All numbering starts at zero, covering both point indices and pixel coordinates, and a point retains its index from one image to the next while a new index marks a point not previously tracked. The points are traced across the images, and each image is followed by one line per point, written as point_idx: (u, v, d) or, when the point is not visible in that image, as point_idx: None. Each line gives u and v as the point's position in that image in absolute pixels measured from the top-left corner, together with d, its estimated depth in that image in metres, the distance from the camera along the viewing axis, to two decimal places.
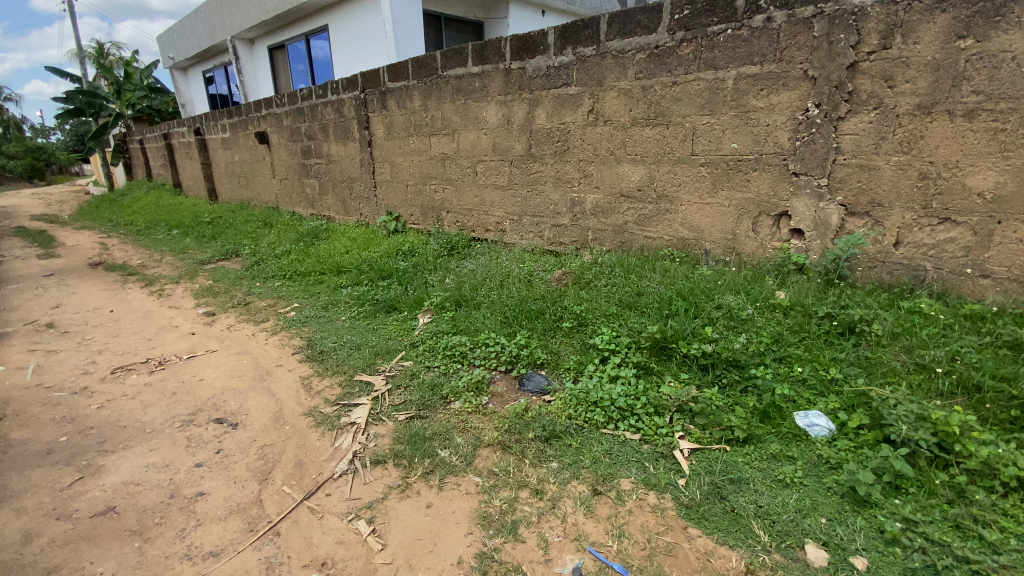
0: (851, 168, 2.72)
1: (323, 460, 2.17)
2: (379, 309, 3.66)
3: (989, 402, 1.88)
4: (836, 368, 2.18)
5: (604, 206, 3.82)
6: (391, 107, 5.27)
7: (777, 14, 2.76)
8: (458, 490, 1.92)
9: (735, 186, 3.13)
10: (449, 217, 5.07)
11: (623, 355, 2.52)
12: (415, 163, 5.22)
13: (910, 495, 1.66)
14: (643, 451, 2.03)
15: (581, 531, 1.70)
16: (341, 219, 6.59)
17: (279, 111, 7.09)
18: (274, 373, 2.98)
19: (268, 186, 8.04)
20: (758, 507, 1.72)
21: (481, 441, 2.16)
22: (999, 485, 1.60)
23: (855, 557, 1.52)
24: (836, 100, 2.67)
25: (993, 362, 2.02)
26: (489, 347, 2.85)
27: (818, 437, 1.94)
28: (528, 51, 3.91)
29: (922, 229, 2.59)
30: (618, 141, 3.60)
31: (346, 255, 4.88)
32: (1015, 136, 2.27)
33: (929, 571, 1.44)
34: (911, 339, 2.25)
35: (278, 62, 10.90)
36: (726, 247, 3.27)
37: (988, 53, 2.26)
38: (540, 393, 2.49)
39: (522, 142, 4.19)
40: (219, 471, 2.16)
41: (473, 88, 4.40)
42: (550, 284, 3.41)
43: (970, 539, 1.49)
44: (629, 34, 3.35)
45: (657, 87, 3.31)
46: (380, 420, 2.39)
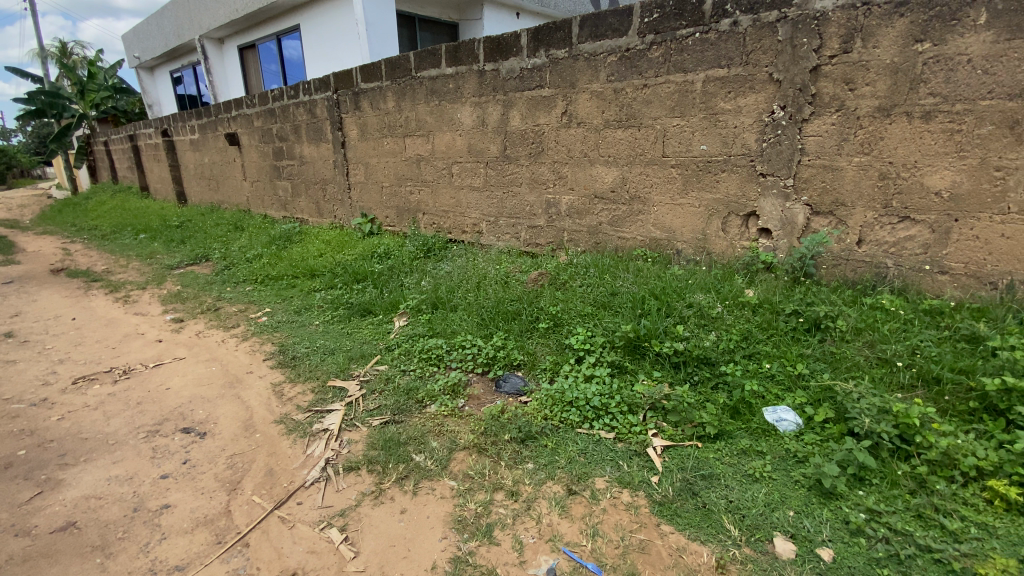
0: (815, 168, 2.79)
1: (294, 468, 2.12)
2: (353, 313, 3.60)
3: (948, 394, 1.96)
4: (803, 364, 2.24)
5: (578, 207, 3.85)
6: (364, 108, 5.22)
7: (743, 18, 2.82)
8: (433, 494, 1.90)
9: (704, 187, 3.19)
10: (425, 219, 5.03)
11: (597, 355, 2.54)
12: (390, 165, 5.17)
13: (874, 486, 1.71)
14: (618, 450, 2.04)
15: (555, 531, 1.70)
16: (315, 222, 6.48)
17: (249, 111, 6.95)
18: (244, 380, 2.91)
19: (239, 189, 7.87)
20: (728, 502, 1.75)
21: (456, 445, 2.15)
22: (959, 475, 1.66)
23: (821, 548, 1.55)
24: (800, 103, 2.74)
25: (951, 355, 2.10)
26: (465, 349, 2.84)
27: (786, 431, 1.98)
28: (501, 52, 3.92)
29: (883, 228, 2.68)
30: (591, 142, 3.63)
31: (320, 259, 4.81)
32: (970, 137, 2.36)
33: (893, 561, 1.49)
34: (874, 334, 2.33)
35: (249, 61, 10.67)
36: (697, 247, 3.33)
37: (944, 56, 2.35)
38: (517, 394, 2.49)
39: (497, 143, 4.19)
40: (186, 483, 2.10)
41: (448, 89, 4.38)
42: (526, 286, 3.41)
43: (932, 528, 1.55)
44: (600, 37, 3.38)
45: (628, 90, 3.35)
46: (353, 426, 2.36)
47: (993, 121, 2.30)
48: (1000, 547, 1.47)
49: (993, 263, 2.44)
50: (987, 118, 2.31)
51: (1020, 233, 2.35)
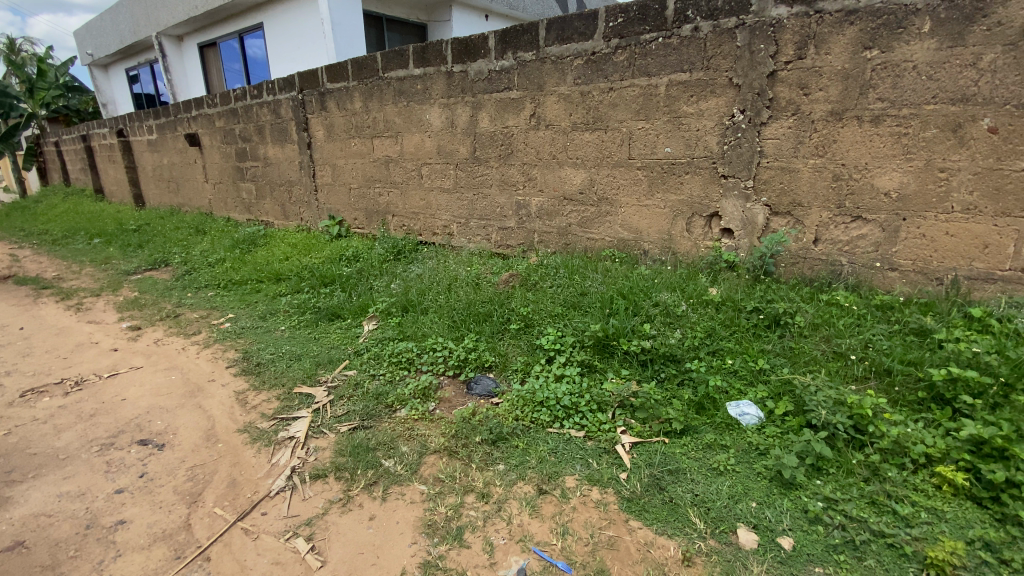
0: (773, 170, 2.89)
1: (259, 478, 2.07)
2: (321, 318, 3.53)
3: (899, 384, 2.05)
4: (763, 359, 2.31)
5: (548, 209, 3.87)
6: (330, 108, 5.13)
7: (703, 24, 2.89)
8: (402, 499, 1.88)
9: (669, 188, 3.26)
10: (395, 221, 4.98)
11: (567, 354, 2.56)
12: (358, 166, 5.09)
13: (831, 475, 1.78)
14: (588, 448, 2.07)
15: (526, 531, 1.71)
16: (281, 224, 6.32)
17: (211, 112, 6.75)
18: (205, 389, 2.81)
19: (200, 191, 7.62)
20: (694, 495, 1.79)
21: (427, 448, 2.13)
22: (909, 462, 1.74)
23: (782, 537, 1.61)
24: (759, 107, 2.83)
25: (901, 347, 2.21)
26: (437, 352, 2.81)
27: (748, 424, 2.04)
28: (469, 54, 3.92)
29: (838, 227, 2.79)
30: (559, 145, 3.66)
31: (286, 262, 4.69)
32: (916, 140, 2.49)
33: (849, 547, 1.55)
34: (830, 328, 2.42)
35: (210, 60, 10.34)
36: (663, 247, 3.39)
37: (892, 62, 2.47)
38: (488, 397, 2.48)
39: (467, 145, 4.18)
40: (143, 497, 2.01)
41: (415, 90, 4.35)
42: (498, 287, 3.42)
43: (885, 514, 1.62)
44: (566, 40, 3.42)
45: (595, 93, 3.40)
46: (320, 433, 2.31)
47: (937, 124, 2.43)
48: (948, 530, 1.55)
49: (939, 260, 2.57)
50: (931, 122, 2.43)
51: (961, 232, 2.49)
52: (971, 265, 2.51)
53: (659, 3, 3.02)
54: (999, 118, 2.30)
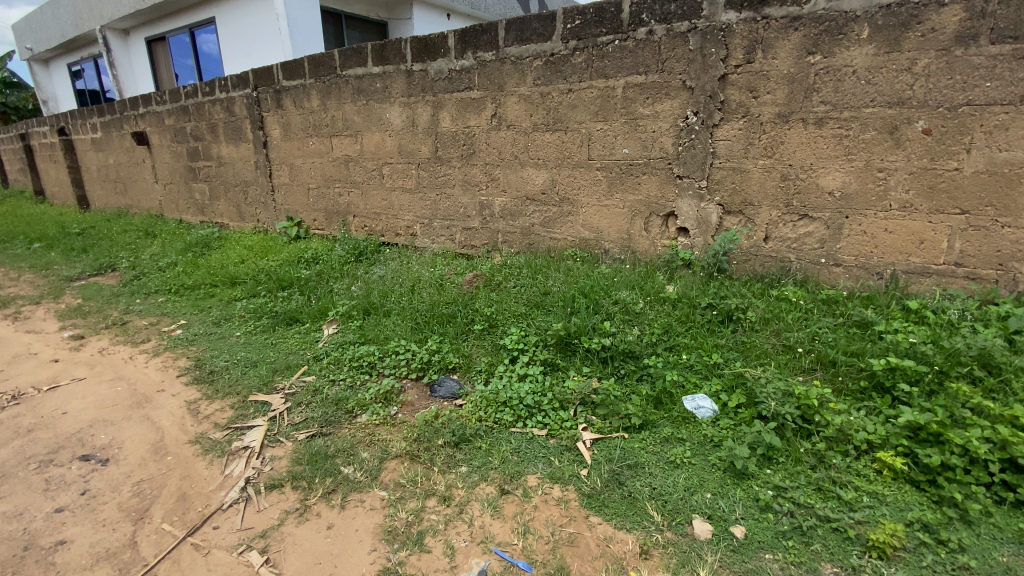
0: (725, 170, 2.98)
1: (210, 490, 1.99)
2: (278, 323, 3.42)
3: (843, 374, 2.15)
4: (717, 354, 2.39)
5: (511, 209, 3.88)
6: (287, 106, 4.99)
7: (657, 27, 2.96)
8: (361, 506, 1.85)
9: (628, 189, 3.32)
10: (356, 221, 4.88)
11: (530, 354, 2.58)
12: (317, 165, 4.97)
13: (781, 464, 1.85)
14: (550, 446, 2.08)
15: (487, 532, 1.71)
16: (236, 226, 6.11)
17: (159, 109, 6.46)
18: (154, 400, 2.69)
19: (150, 192, 7.28)
20: (652, 489, 1.83)
21: (388, 453, 2.10)
22: (852, 449, 1.83)
23: (734, 526, 1.66)
24: (711, 109, 2.91)
25: (845, 339, 2.32)
26: (399, 355, 2.77)
27: (704, 417, 2.10)
28: (429, 53, 3.89)
29: (786, 225, 2.91)
30: (521, 145, 3.67)
31: (242, 265, 4.54)
32: (856, 142, 2.62)
33: (797, 533, 1.61)
34: (779, 323, 2.53)
35: (159, 55, 9.90)
36: (623, 246, 3.45)
37: (833, 67, 2.58)
38: (451, 399, 2.46)
39: (428, 145, 4.14)
40: (85, 515, 1.91)
41: (375, 89, 4.28)
42: (461, 288, 3.40)
43: (830, 499, 1.69)
44: (525, 41, 3.43)
45: (554, 94, 3.42)
46: (277, 441, 2.24)
47: (876, 127, 2.56)
48: (888, 512, 1.64)
49: (879, 256, 2.72)
50: (870, 124, 2.56)
51: (900, 228, 2.63)
52: (908, 260, 2.65)
53: (615, 6, 3.06)
54: (932, 121, 2.44)
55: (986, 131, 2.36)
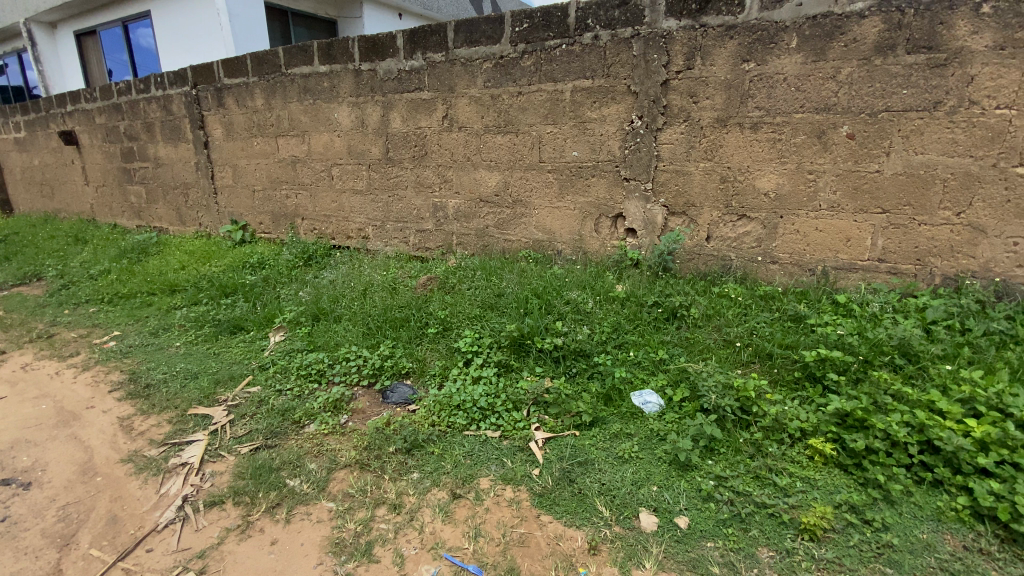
0: (669, 173, 3.08)
1: (144, 511, 1.89)
2: (221, 331, 3.28)
3: (779, 366, 2.27)
4: (663, 350, 2.47)
5: (464, 211, 3.87)
6: (229, 105, 4.79)
7: (602, 32, 3.02)
8: (307, 519, 1.80)
9: (578, 190, 3.37)
10: (304, 224, 4.74)
11: (484, 356, 2.57)
12: (262, 167, 4.79)
13: (722, 454, 1.93)
14: (503, 448, 2.09)
15: (437, 538, 1.70)
16: (176, 231, 5.81)
17: (89, 107, 6.06)
18: (83, 417, 2.52)
19: (80, 195, 6.82)
20: (601, 484, 1.87)
21: (336, 463, 2.05)
22: (787, 437, 1.93)
23: (679, 517, 1.72)
24: (654, 113, 3.01)
25: (781, 333, 2.45)
26: (350, 361, 2.69)
27: (650, 412, 2.17)
28: (377, 53, 3.83)
29: (726, 225, 3.04)
30: (473, 147, 3.67)
31: (182, 272, 4.32)
32: (788, 145, 2.76)
33: (736, 519, 1.69)
34: (720, 319, 2.64)
35: (88, 49, 9.29)
36: (575, 247, 3.51)
37: (766, 74, 2.72)
38: (404, 404, 2.42)
39: (379, 145, 4.06)
40: (3, 544, 1.77)
41: (322, 88, 4.17)
42: (414, 291, 3.35)
43: (767, 486, 1.78)
44: (475, 43, 3.44)
45: (505, 97, 3.44)
46: (218, 456, 2.15)
47: (805, 131, 2.71)
48: (819, 495, 1.74)
49: (811, 253, 2.88)
50: (800, 129, 2.71)
51: (829, 227, 2.80)
52: (836, 256, 2.82)
53: (561, 10, 3.11)
54: (855, 126, 2.61)
55: (903, 136, 2.53)
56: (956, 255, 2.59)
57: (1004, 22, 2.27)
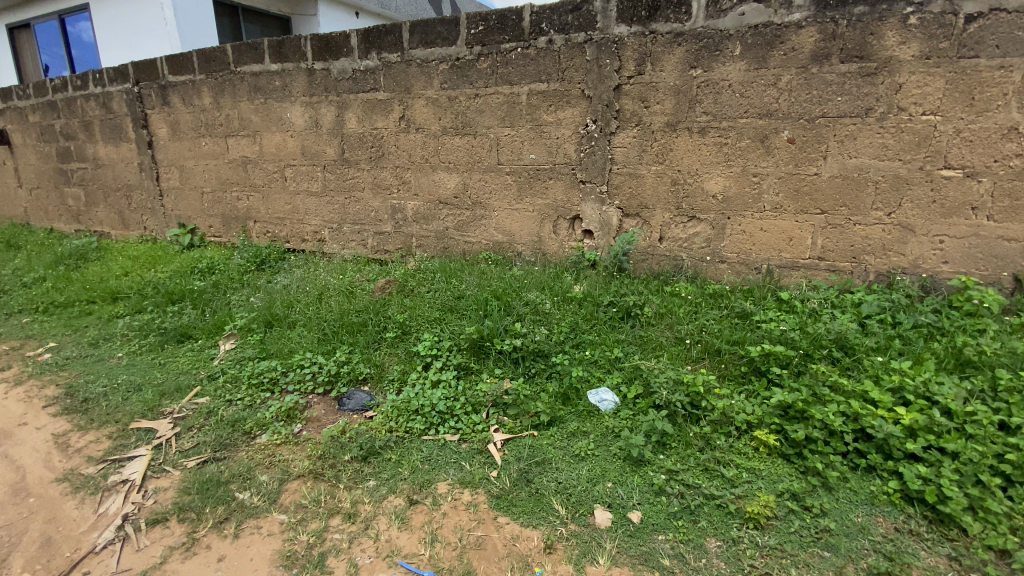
0: (623, 175, 3.16)
1: (81, 533, 1.81)
2: (167, 340, 3.13)
3: (728, 360, 2.36)
4: (618, 349, 2.53)
5: (423, 213, 3.84)
6: (174, 103, 4.59)
7: (556, 37, 3.06)
8: (257, 533, 1.75)
9: (536, 192, 3.40)
10: (257, 227, 4.59)
11: (444, 359, 2.55)
12: (211, 168, 4.61)
13: (673, 449, 1.99)
14: (461, 451, 2.09)
15: (393, 545, 1.68)
16: (119, 235, 5.52)
17: (21, 104, 5.69)
18: (15, 435, 2.38)
19: (11, 197, 6.38)
20: (558, 483, 1.90)
21: (289, 474, 2.00)
22: (734, 429, 2.02)
23: (632, 512, 1.77)
24: (608, 117, 3.07)
25: (728, 329, 2.55)
26: (304, 368, 2.62)
27: (606, 410, 2.22)
28: (330, 52, 3.75)
29: (678, 226, 3.13)
30: (431, 148, 3.64)
31: (125, 278, 4.11)
32: (734, 149, 2.87)
33: (686, 511, 1.75)
34: (672, 316, 2.73)
35: (21, 43, 8.72)
36: (534, 248, 3.54)
37: (712, 81, 2.82)
38: (361, 411, 2.37)
39: (334, 146, 3.98)
40: None
41: (273, 87, 4.06)
42: (372, 294, 3.29)
43: (715, 478, 1.85)
44: (430, 44, 3.42)
45: (461, 98, 3.44)
46: (162, 471, 2.07)
47: (749, 136, 2.83)
48: (763, 485, 1.82)
49: (756, 252, 3.00)
50: (745, 133, 2.83)
51: (772, 227, 2.93)
52: (780, 255, 2.96)
53: (516, 14, 3.13)
54: (795, 131, 2.74)
55: (839, 140, 2.68)
56: (888, 253, 2.76)
57: (928, 34, 2.43)
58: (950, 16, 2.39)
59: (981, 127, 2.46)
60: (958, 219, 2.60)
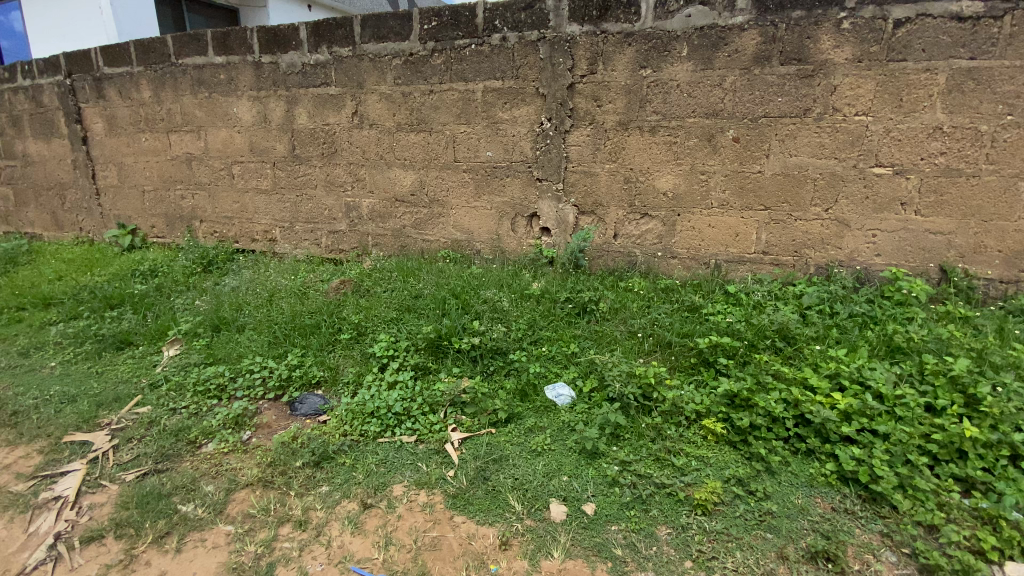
0: (578, 174, 3.20)
1: (9, 554, 1.71)
2: (105, 347, 2.96)
3: (679, 352, 2.44)
4: (575, 344, 2.57)
5: (379, 211, 3.77)
6: (110, 97, 4.33)
7: (510, 34, 3.07)
8: (201, 546, 1.69)
9: (493, 190, 3.40)
10: (203, 227, 4.40)
11: (400, 360, 2.51)
12: (152, 165, 4.39)
13: (627, 440, 2.04)
14: (418, 452, 2.07)
15: (346, 551, 1.66)
16: (53, 237, 5.17)
17: None
18: None
19: None
20: (514, 479, 1.91)
21: (236, 483, 1.93)
22: (684, 419, 2.08)
23: (586, 504, 1.81)
24: (562, 116, 3.10)
25: (679, 323, 2.63)
26: (254, 373, 2.53)
27: (562, 404, 2.25)
28: (278, 45, 3.63)
29: (631, 223, 3.20)
30: (385, 145, 3.58)
31: (58, 283, 3.86)
32: (683, 147, 2.95)
33: (638, 501, 1.80)
34: (626, 311, 2.79)
35: None
36: (492, 246, 3.54)
37: (662, 81, 2.89)
38: (314, 415, 2.31)
39: (284, 143, 3.85)
40: None
41: (218, 81, 3.89)
42: (326, 295, 3.21)
43: (666, 467, 1.91)
44: (383, 39, 3.36)
45: (416, 94, 3.39)
46: (99, 486, 1.97)
47: (697, 135, 2.91)
48: (711, 472, 1.89)
49: (706, 247, 3.10)
50: (693, 132, 2.91)
51: (719, 223, 3.03)
52: (727, 250, 3.06)
53: (469, 10, 3.11)
54: (739, 130, 2.84)
55: (780, 139, 2.80)
56: (827, 247, 2.91)
57: (860, 38, 2.56)
58: (881, 21, 2.52)
59: (909, 127, 2.62)
60: (888, 214, 2.77)
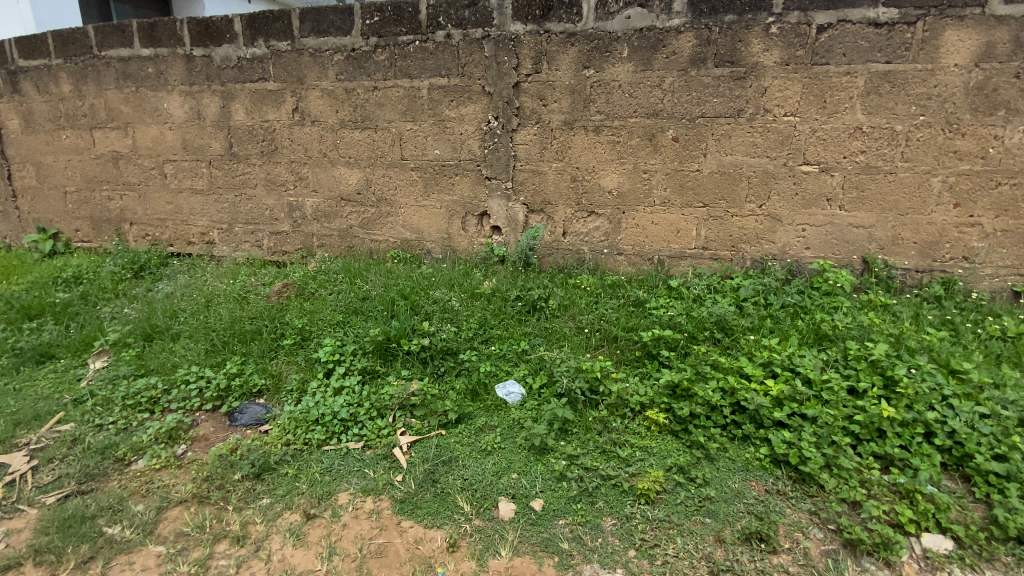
0: (526, 172, 3.22)
1: None
2: (22, 362, 2.75)
3: (624, 346, 2.50)
4: (525, 342, 2.59)
5: (325, 210, 3.66)
6: (25, 91, 4.01)
7: (454, 31, 3.04)
8: (129, 570, 1.61)
9: (442, 189, 3.37)
10: (134, 230, 4.14)
11: (348, 364, 2.45)
12: (75, 164, 4.09)
13: (575, 434, 2.07)
14: (364, 458, 2.03)
15: (287, 565, 1.62)
16: None
17: None
18: None
19: None
20: (463, 480, 1.91)
21: (169, 500, 1.84)
22: (629, 411, 2.14)
23: (533, 500, 1.83)
24: (509, 114, 3.11)
25: (625, 318, 2.70)
26: (190, 384, 2.41)
27: (512, 402, 2.26)
28: (211, 37, 3.46)
29: (579, 221, 3.25)
30: (329, 142, 3.48)
31: None
32: (627, 146, 3.02)
33: (585, 494, 1.84)
34: (574, 308, 2.84)
35: None
36: (442, 246, 3.51)
37: (605, 81, 2.94)
38: (255, 426, 2.23)
39: (220, 140, 3.68)
40: None
41: (146, 74, 3.67)
42: (268, 299, 3.09)
43: (612, 459, 1.96)
44: (323, 33, 3.25)
45: (360, 91, 3.31)
46: (15, 512, 1.84)
47: (639, 134, 2.99)
48: (654, 461, 1.95)
49: (650, 244, 3.19)
50: (635, 132, 2.98)
51: (662, 220, 3.12)
52: (670, 246, 3.16)
53: (412, 6, 3.07)
54: (679, 130, 2.93)
55: (716, 139, 2.91)
56: (761, 242, 3.05)
57: (787, 42, 2.70)
58: (805, 26, 2.66)
59: (833, 127, 2.78)
60: (816, 210, 2.93)
